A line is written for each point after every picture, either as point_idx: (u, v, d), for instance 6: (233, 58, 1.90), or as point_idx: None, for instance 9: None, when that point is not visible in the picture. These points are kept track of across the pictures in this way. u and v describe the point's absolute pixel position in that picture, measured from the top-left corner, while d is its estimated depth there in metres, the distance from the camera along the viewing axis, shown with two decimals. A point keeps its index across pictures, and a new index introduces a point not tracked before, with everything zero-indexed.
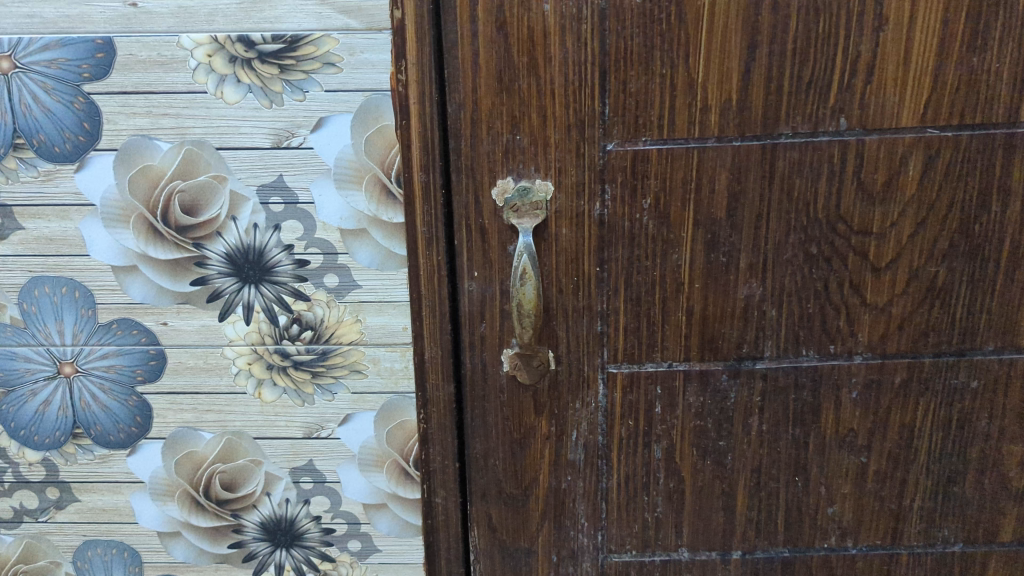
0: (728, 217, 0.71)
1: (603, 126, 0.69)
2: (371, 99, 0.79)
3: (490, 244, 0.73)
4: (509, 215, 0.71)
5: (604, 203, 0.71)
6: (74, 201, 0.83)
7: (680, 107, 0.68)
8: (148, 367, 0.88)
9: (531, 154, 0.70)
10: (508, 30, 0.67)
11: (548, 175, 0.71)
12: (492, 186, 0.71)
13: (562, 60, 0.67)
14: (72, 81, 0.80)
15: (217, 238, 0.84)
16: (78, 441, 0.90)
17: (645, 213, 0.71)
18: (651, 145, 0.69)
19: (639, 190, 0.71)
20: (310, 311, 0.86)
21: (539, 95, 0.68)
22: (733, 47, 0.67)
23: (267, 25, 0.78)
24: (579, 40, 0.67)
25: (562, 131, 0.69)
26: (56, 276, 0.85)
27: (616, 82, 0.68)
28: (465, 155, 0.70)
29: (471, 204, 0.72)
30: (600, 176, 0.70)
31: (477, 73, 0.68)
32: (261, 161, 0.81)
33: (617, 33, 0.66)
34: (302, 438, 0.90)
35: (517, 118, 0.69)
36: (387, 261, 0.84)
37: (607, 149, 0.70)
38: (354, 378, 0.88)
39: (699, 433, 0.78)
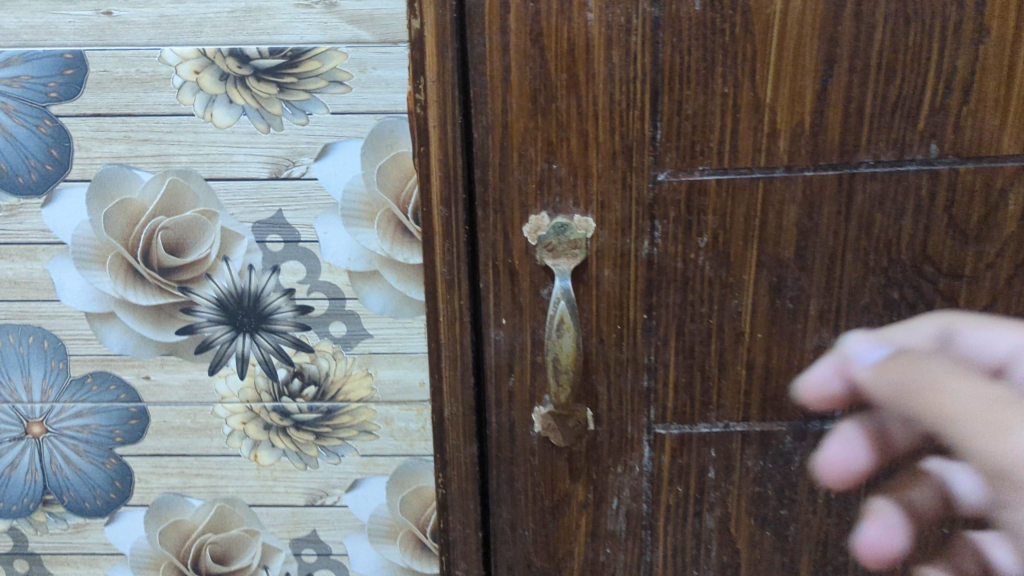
0: (797, 259, 0.61)
1: (654, 153, 0.59)
2: (383, 122, 1.00)
3: (521, 287, 0.63)
4: (543, 256, 0.61)
5: (653, 241, 0.61)
6: (41, 239, 1.05)
7: (744, 132, 0.59)
8: (126, 427, 1.12)
9: (569, 186, 0.60)
10: (546, 43, 0.57)
11: (588, 210, 0.61)
12: (523, 222, 0.61)
13: (606, 77, 0.58)
14: (38, 102, 1.01)
15: (206, 281, 1.06)
16: (48, 507, 1.15)
17: (701, 253, 0.61)
18: (709, 176, 0.60)
19: (693, 226, 0.61)
20: (313, 362, 1.09)
21: (580, 117, 0.59)
22: (808, 61, 0.57)
23: (262, 36, 0.98)
24: (627, 54, 0.57)
25: (607, 159, 0.60)
26: (21, 321, 1.09)
27: (670, 103, 0.58)
28: (494, 186, 0.61)
29: (498, 242, 0.62)
30: (649, 212, 0.61)
31: (508, 92, 0.58)
32: (258, 194, 1.03)
33: (672, 46, 0.57)
34: (304, 504, 1.15)
35: (554, 144, 0.59)
36: (401, 306, 1.06)
37: (657, 180, 0.60)
38: (364, 438, 1.11)
39: (757, 500, 0.67)
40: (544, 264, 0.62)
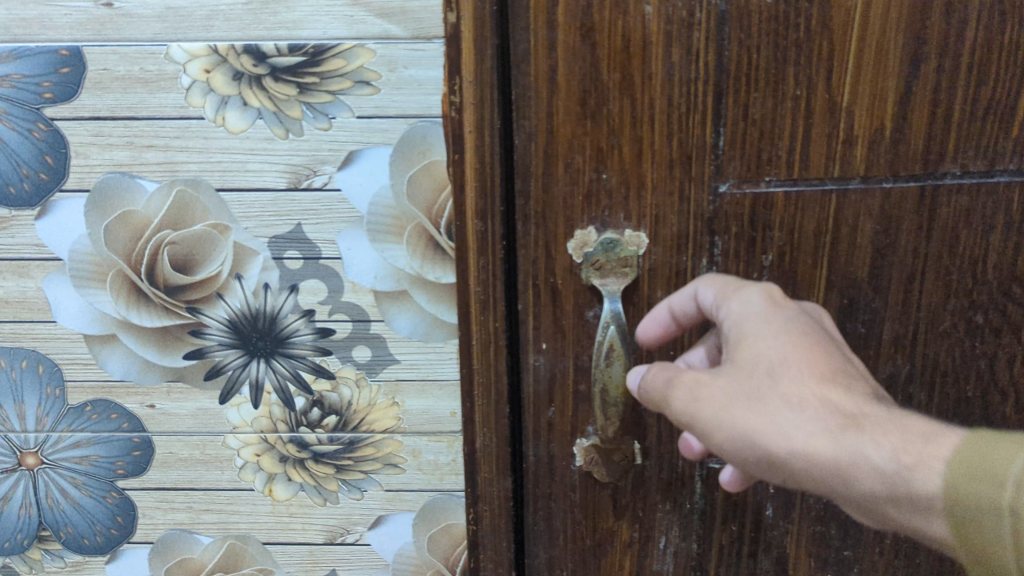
0: (872, 281, 0.53)
1: (716, 161, 0.51)
2: (416, 128, 0.53)
3: (565, 310, 0.54)
4: (590, 274, 0.53)
5: (713, 259, 0.53)
6: (35, 254, 0.57)
7: (817, 138, 0.50)
8: (130, 458, 0.62)
9: (620, 198, 0.52)
10: (598, 40, 0.48)
11: (641, 224, 0.52)
12: (568, 237, 0.53)
13: (665, 78, 0.49)
14: (30, 102, 0.54)
15: (216, 301, 0.58)
16: (45, 545, 0.64)
17: (765, 272, 0.53)
18: (776, 187, 0.51)
19: (758, 242, 0.53)
20: (334, 393, 0.60)
21: (634, 122, 0.50)
22: (891, 61, 0.49)
23: (281, 31, 0.52)
24: (689, 52, 0.48)
25: (663, 168, 0.51)
26: (13, 346, 0.59)
27: (735, 106, 0.50)
28: (537, 199, 0.52)
29: (538, 261, 0.53)
30: (709, 226, 0.52)
31: (554, 94, 0.49)
32: (274, 207, 0.55)
33: (740, 42, 0.48)
34: (323, 544, 0.64)
35: (604, 151, 0.51)
36: (433, 333, 0.58)
37: (719, 192, 0.52)
38: (389, 474, 0.61)
39: (820, 539, 0.59)
40: (591, 285, 0.53)
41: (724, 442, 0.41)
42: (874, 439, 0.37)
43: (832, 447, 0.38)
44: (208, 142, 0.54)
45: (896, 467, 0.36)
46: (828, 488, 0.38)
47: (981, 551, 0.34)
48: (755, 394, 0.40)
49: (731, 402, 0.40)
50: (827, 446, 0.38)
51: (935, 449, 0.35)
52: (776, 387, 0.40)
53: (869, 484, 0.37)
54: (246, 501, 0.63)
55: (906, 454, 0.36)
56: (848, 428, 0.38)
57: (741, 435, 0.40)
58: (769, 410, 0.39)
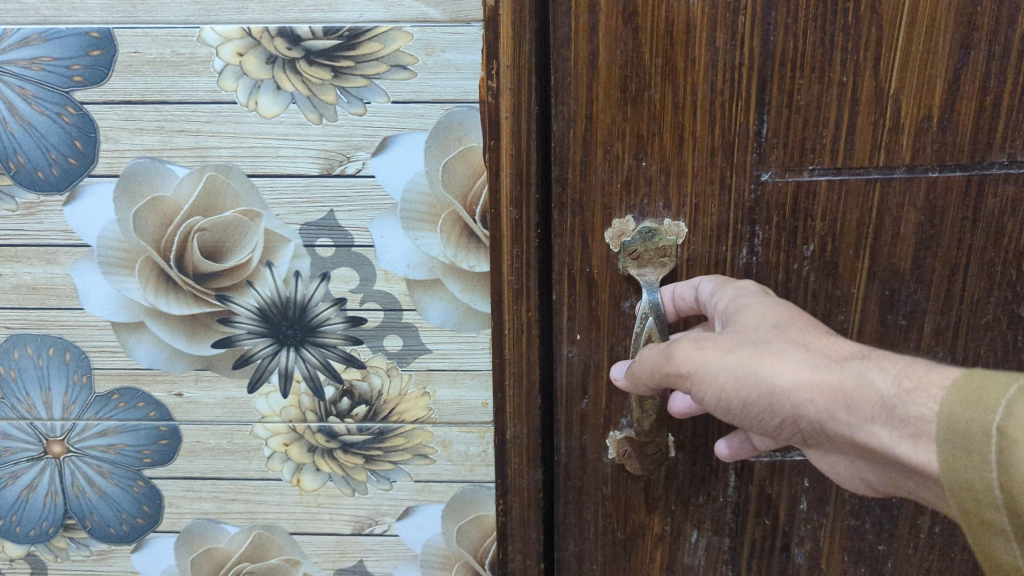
0: (916, 273, 0.49)
1: (758, 150, 0.48)
2: (453, 114, 0.52)
3: (600, 302, 0.52)
4: (627, 265, 0.50)
5: (753, 249, 0.49)
6: (63, 240, 0.56)
7: (862, 126, 0.46)
8: (157, 447, 0.61)
9: (659, 186, 0.49)
10: (642, 24, 0.46)
11: (681, 213, 0.49)
12: (605, 226, 0.50)
13: (709, 64, 0.46)
14: (60, 86, 0.53)
15: (246, 289, 0.57)
16: (70, 533, 0.64)
17: (805, 264, 0.49)
18: (819, 176, 0.48)
19: (799, 232, 0.49)
20: (364, 381, 0.59)
21: (675, 108, 0.47)
22: (941, 44, 0.45)
23: (316, 13, 0.51)
24: (733, 37, 0.46)
25: (704, 155, 0.48)
26: (40, 334, 0.59)
27: (779, 92, 0.46)
28: (573, 185, 0.49)
29: (574, 252, 0.51)
30: (750, 215, 0.49)
31: (594, 80, 0.47)
32: (306, 193, 0.54)
33: (784, 28, 0.45)
34: (351, 535, 0.63)
35: (645, 138, 0.48)
36: (466, 322, 0.57)
37: (760, 181, 0.48)
38: (419, 465, 0.61)
39: (853, 533, 0.56)
40: (628, 275, 0.51)
41: (727, 386, 0.39)
42: (878, 366, 0.36)
43: (832, 374, 0.37)
44: (240, 127, 0.53)
45: (896, 390, 0.34)
46: (831, 425, 0.37)
47: (966, 481, 0.31)
48: (761, 341, 0.39)
49: (735, 347, 0.39)
50: (831, 375, 0.36)
51: (937, 375, 0.34)
52: (782, 334, 0.39)
53: (870, 408, 0.35)
54: (273, 491, 0.62)
55: (906, 380, 0.35)
56: (852, 359, 0.37)
57: (743, 374, 0.39)
58: (777, 351, 0.38)
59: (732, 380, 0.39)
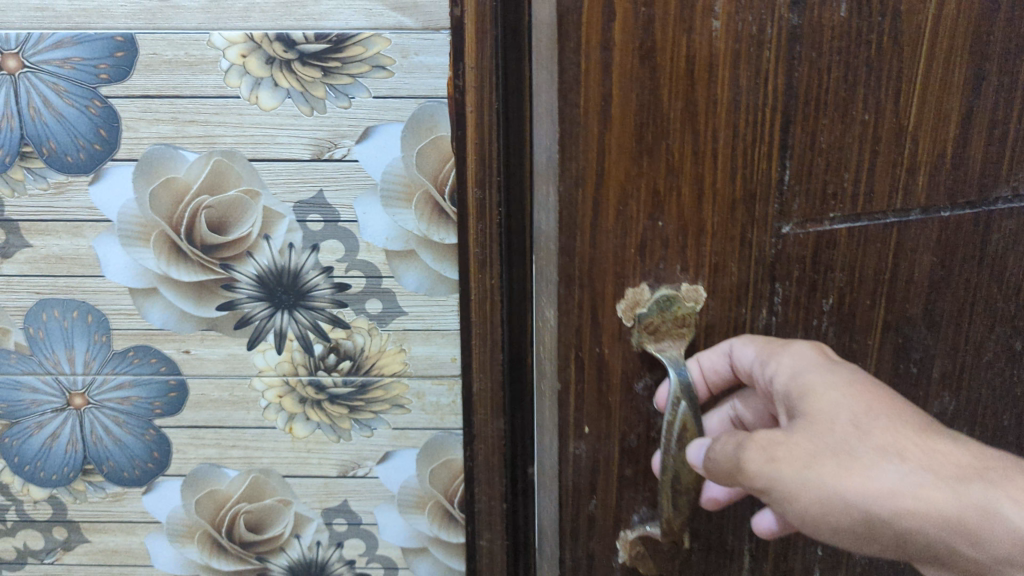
0: (926, 317, 0.43)
1: (779, 199, 0.38)
2: (425, 106, 0.61)
3: (612, 387, 0.40)
4: (646, 342, 0.39)
5: (773, 311, 0.41)
6: (89, 216, 0.65)
7: (882, 168, 0.39)
8: (167, 399, 0.70)
9: (674, 248, 0.38)
10: (662, 67, 0.35)
11: (699, 274, 0.39)
12: (616, 298, 0.38)
13: (731, 107, 0.36)
14: (88, 82, 0.62)
15: (246, 258, 0.66)
16: (89, 477, 0.72)
17: (823, 319, 0.42)
18: (841, 225, 0.40)
19: (819, 285, 0.41)
20: (349, 340, 0.68)
21: (696, 160, 0.36)
22: (958, 78, 0.39)
23: (309, 22, 0.60)
24: (757, 74, 0.36)
25: (724, 211, 0.38)
26: (66, 298, 0.67)
27: (804, 137, 0.37)
28: (582, 257, 0.38)
29: (579, 337, 0.39)
30: (770, 272, 0.40)
31: (608, 130, 0.35)
32: (300, 175, 0.63)
33: (811, 64, 0.36)
34: (336, 477, 0.72)
35: (662, 195, 0.37)
36: (437, 287, 0.66)
37: (781, 234, 0.39)
38: (396, 414, 0.70)
39: None
40: (644, 351, 0.40)
41: (812, 507, 0.35)
42: (1009, 493, 0.32)
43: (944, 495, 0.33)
44: (243, 118, 0.62)
45: None
46: (947, 556, 0.34)
47: None
48: (845, 448, 0.35)
49: (819, 459, 0.35)
50: (946, 497, 0.33)
51: None
52: (870, 436, 0.35)
53: (1002, 545, 0.32)
54: (268, 438, 0.71)
55: None
56: (970, 478, 0.33)
57: (832, 495, 0.35)
58: (863, 465, 0.34)
59: (817, 506, 0.35)
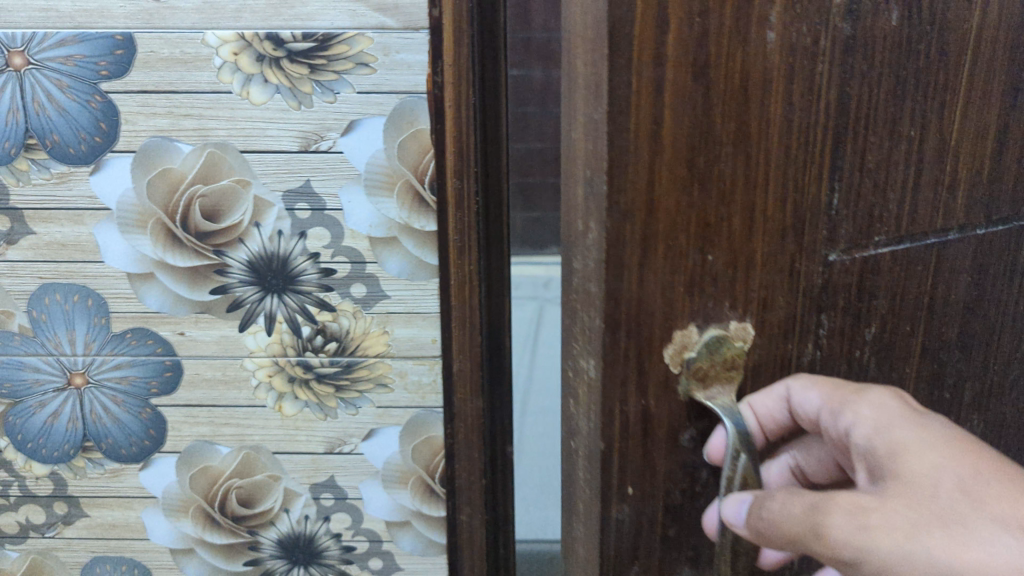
0: (959, 336, 0.43)
1: (828, 225, 0.36)
2: (406, 101, 0.65)
3: (657, 441, 0.37)
4: (692, 389, 0.36)
5: (818, 342, 0.39)
6: (89, 205, 0.69)
7: (925, 186, 0.38)
8: (163, 378, 0.74)
9: (725, 283, 0.35)
10: (715, 85, 0.31)
11: (748, 311, 0.36)
12: (664, 342, 0.35)
13: (783, 125, 0.33)
14: (90, 78, 0.66)
15: (238, 244, 0.70)
16: (88, 454, 0.76)
17: (865, 349, 0.40)
18: (884, 247, 0.38)
19: (865, 313, 0.39)
20: (335, 322, 0.72)
21: (749, 186, 0.33)
22: (996, 92, 0.39)
23: (296, 22, 0.64)
24: (811, 88, 0.33)
25: (774, 239, 0.35)
26: (67, 283, 0.71)
27: (854, 155, 0.35)
28: (627, 304, 0.34)
29: (625, 391, 0.36)
30: (818, 302, 0.38)
31: (658, 154, 0.32)
32: (288, 166, 0.67)
33: (861, 79, 0.34)
34: (323, 453, 0.76)
35: (711, 226, 0.34)
36: (418, 272, 0.70)
37: (828, 262, 0.37)
38: (380, 393, 0.74)
39: None
40: (691, 400, 0.37)
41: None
42: None
43: None
44: (235, 112, 0.66)
45: None
46: None
47: None
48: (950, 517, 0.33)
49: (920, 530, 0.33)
50: None
51: None
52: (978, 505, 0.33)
53: None
54: (258, 416, 0.75)
55: None
56: None
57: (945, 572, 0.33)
58: (976, 536, 0.33)
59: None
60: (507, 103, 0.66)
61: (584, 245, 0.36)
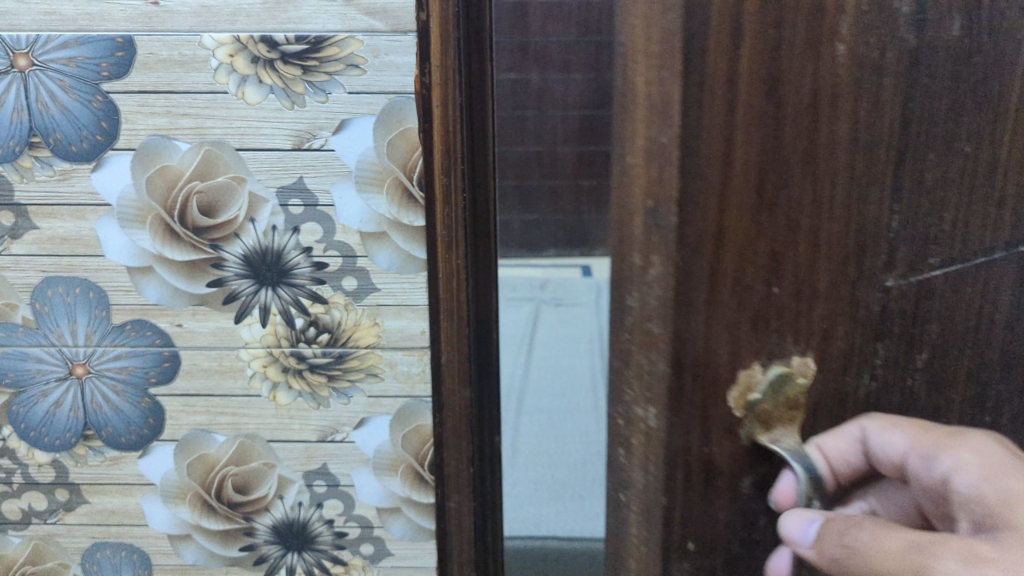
0: (1008, 364, 0.40)
1: (890, 252, 0.35)
2: (395, 101, 0.68)
3: (719, 489, 0.35)
4: (756, 431, 0.35)
5: (877, 376, 0.37)
6: (91, 201, 0.72)
7: (987, 208, 0.37)
8: (162, 368, 0.76)
9: (793, 315, 0.34)
10: (786, 102, 0.31)
11: (809, 346, 0.35)
12: (729, 385, 0.34)
13: (848, 143, 0.32)
14: (91, 79, 0.68)
15: (234, 239, 0.72)
16: (89, 442, 0.79)
17: (923, 380, 0.38)
18: (947, 274, 0.37)
19: (921, 343, 0.38)
20: (327, 314, 0.74)
21: (817, 210, 0.33)
22: None
23: (289, 25, 0.67)
24: (876, 103, 0.32)
25: (836, 268, 0.34)
26: (70, 276, 0.74)
27: (918, 174, 0.34)
28: (695, 344, 0.33)
29: (693, 435, 0.34)
30: (879, 333, 0.36)
31: (724, 178, 0.31)
32: (282, 163, 0.70)
33: (926, 93, 0.33)
34: (317, 441, 0.78)
35: (778, 258, 0.33)
36: (407, 266, 0.73)
37: (890, 289, 0.36)
38: (371, 382, 0.76)
39: None
40: (756, 445, 0.35)
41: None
42: None
43: None
44: (230, 112, 0.69)
45: None
46: None
47: None
48: None
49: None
50: None
51: None
52: None
53: None
54: (253, 405, 0.77)
55: None
56: None
57: None
58: None
59: None
60: (495, 104, 0.68)
61: (640, 281, 0.33)
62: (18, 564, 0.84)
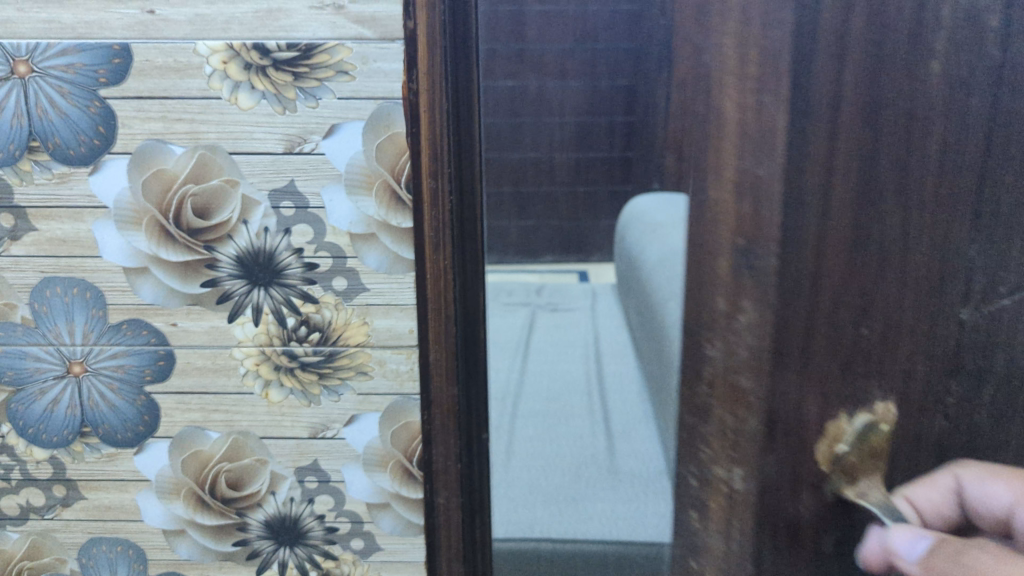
0: None
1: (964, 292, 0.45)
2: (383, 107, 0.70)
3: (804, 537, 0.45)
4: (838, 486, 0.45)
5: (947, 405, 0.47)
6: (88, 203, 0.74)
7: None
8: (157, 366, 0.78)
9: (879, 354, 0.44)
10: (884, 135, 0.40)
11: (890, 385, 0.45)
12: (817, 428, 0.44)
13: (936, 183, 0.42)
14: (89, 85, 0.71)
15: (227, 240, 0.74)
16: (86, 439, 0.81)
17: (984, 400, 0.48)
18: (1013, 301, 0.46)
19: (983, 368, 0.47)
20: (318, 313, 0.76)
21: (908, 252, 0.42)
22: None
23: (280, 33, 0.69)
24: (959, 134, 0.41)
25: (918, 309, 0.44)
26: (67, 276, 0.76)
27: (993, 205, 0.44)
28: (788, 388, 0.43)
29: (783, 485, 0.45)
30: (950, 365, 0.46)
31: (824, 220, 0.41)
32: (273, 167, 0.72)
33: (1002, 137, 0.43)
34: (308, 438, 0.80)
35: (867, 310, 0.43)
36: (396, 266, 0.75)
37: (963, 319, 0.45)
38: (361, 380, 0.78)
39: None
40: (839, 494, 0.45)
41: None
42: None
43: None
44: (224, 116, 0.71)
45: None
46: None
47: None
48: None
49: None
50: None
51: None
52: None
53: None
54: (246, 402, 0.79)
55: None
56: None
57: None
58: None
59: None
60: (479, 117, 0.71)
61: (727, 331, 0.43)
62: (14, 560, 0.85)
